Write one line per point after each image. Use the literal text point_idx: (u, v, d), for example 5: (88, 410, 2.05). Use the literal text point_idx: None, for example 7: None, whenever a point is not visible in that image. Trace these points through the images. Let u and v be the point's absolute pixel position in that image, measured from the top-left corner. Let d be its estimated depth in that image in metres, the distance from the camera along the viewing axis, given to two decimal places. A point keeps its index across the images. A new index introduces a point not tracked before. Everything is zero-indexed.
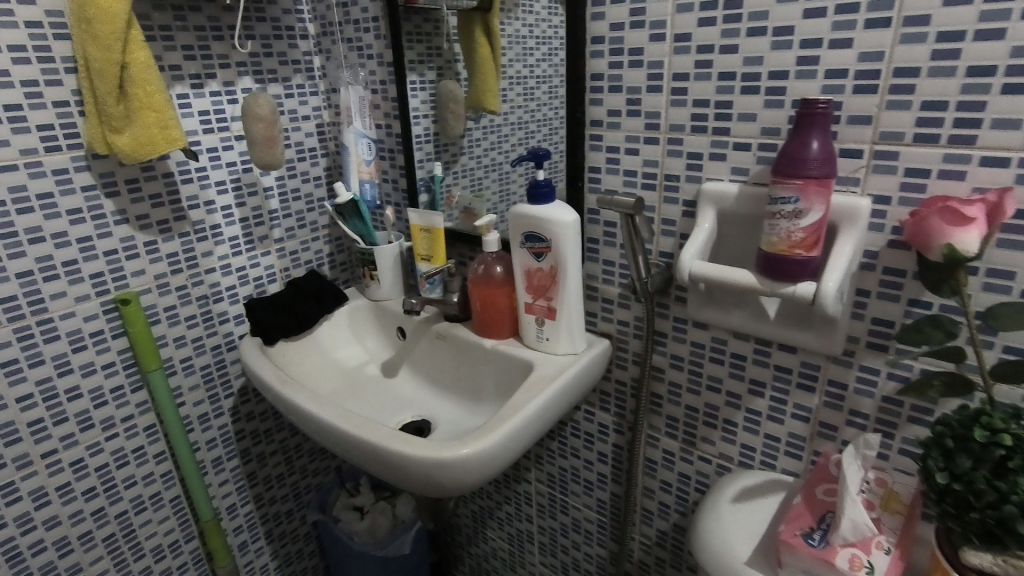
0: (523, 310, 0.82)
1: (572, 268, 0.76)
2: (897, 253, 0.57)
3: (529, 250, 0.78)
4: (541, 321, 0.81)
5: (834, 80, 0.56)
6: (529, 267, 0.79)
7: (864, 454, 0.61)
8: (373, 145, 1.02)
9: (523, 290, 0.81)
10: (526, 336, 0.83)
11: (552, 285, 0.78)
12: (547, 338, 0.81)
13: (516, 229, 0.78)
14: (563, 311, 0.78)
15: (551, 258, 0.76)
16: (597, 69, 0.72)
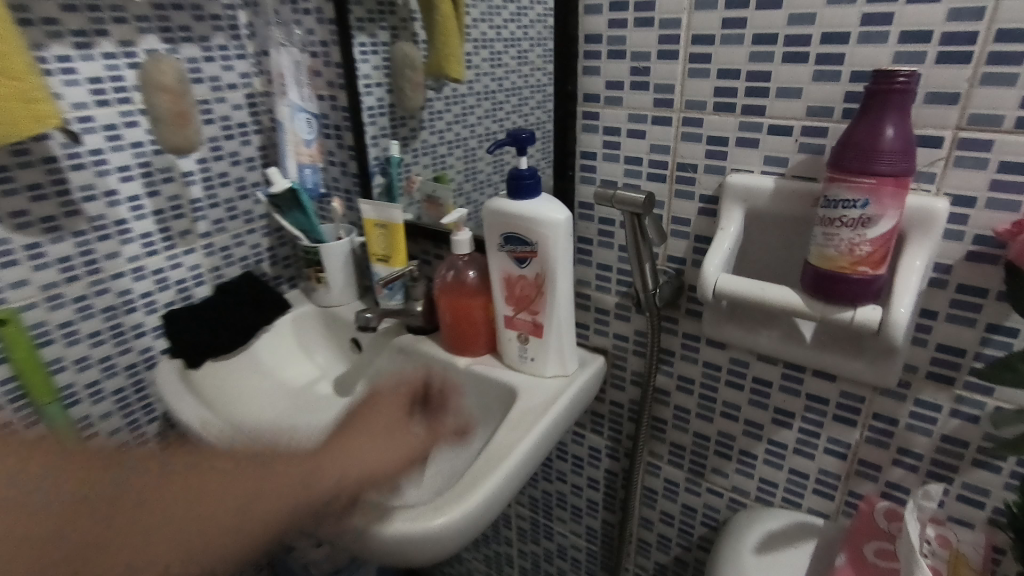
0: (502, 324, 0.69)
1: (563, 277, 0.62)
2: (978, 268, 0.45)
3: (510, 254, 0.63)
4: (524, 338, 0.67)
5: (911, 45, 0.43)
6: (510, 275, 0.65)
7: (924, 508, 0.50)
8: (314, 121, 0.83)
9: (502, 301, 0.67)
10: (506, 354, 0.70)
11: (538, 296, 0.64)
12: (531, 358, 0.68)
13: (494, 228, 0.63)
14: (550, 328, 0.65)
15: (537, 265, 0.62)
16: (594, 30, 0.57)
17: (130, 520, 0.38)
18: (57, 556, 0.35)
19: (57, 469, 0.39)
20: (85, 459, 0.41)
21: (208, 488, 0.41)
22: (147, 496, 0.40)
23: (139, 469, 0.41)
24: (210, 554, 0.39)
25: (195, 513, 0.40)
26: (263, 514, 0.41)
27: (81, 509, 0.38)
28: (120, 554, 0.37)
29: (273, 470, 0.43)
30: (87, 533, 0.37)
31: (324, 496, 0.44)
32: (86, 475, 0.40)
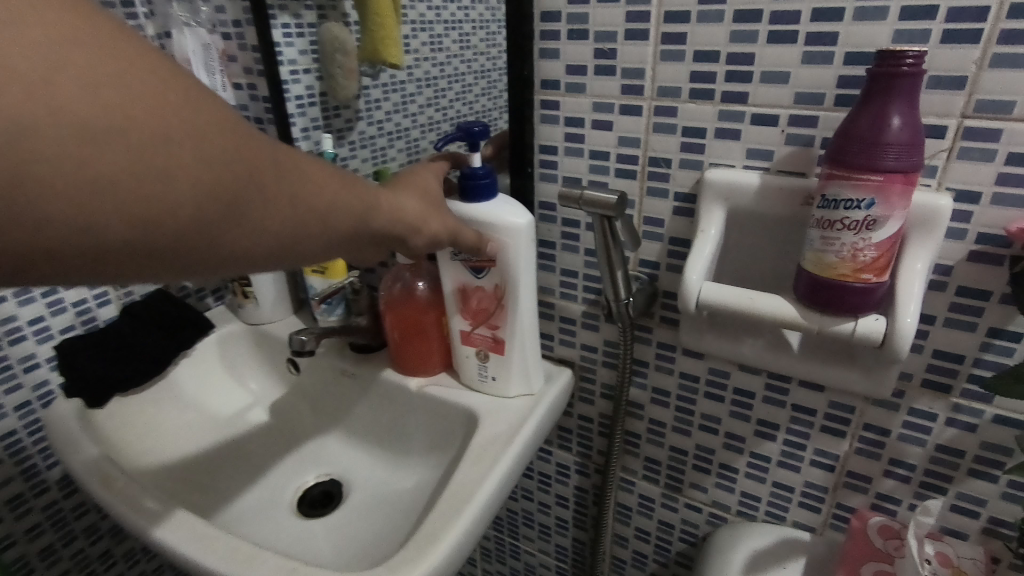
0: (458, 339, 0.61)
1: (525, 288, 0.55)
2: (981, 269, 0.42)
3: (464, 263, 0.56)
4: (484, 355, 0.60)
5: (913, 23, 0.38)
6: (465, 287, 0.57)
7: (923, 525, 0.47)
8: (231, 113, 0.75)
9: (457, 315, 0.60)
10: (464, 373, 0.63)
11: (498, 309, 0.57)
12: (492, 377, 0.61)
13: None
14: (512, 342, 0.58)
15: (495, 275, 0.55)
16: (551, 6, 0.50)
17: (238, 182, 0.29)
18: (143, 169, 0.26)
19: (119, 65, 0.25)
20: (127, 55, 0.26)
21: (270, 156, 0.31)
22: (230, 165, 0.29)
23: (229, 126, 0.29)
24: (266, 236, 0.31)
25: (269, 189, 0.31)
26: (318, 240, 0.34)
27: (198, 144, 0.27)
28: (238, 232, 0.30)
29: (330, 181, 0.34)
30: (200, 184, 0.28)
31: (379, 225, 0.38)
32: (198, 98, 0.28)
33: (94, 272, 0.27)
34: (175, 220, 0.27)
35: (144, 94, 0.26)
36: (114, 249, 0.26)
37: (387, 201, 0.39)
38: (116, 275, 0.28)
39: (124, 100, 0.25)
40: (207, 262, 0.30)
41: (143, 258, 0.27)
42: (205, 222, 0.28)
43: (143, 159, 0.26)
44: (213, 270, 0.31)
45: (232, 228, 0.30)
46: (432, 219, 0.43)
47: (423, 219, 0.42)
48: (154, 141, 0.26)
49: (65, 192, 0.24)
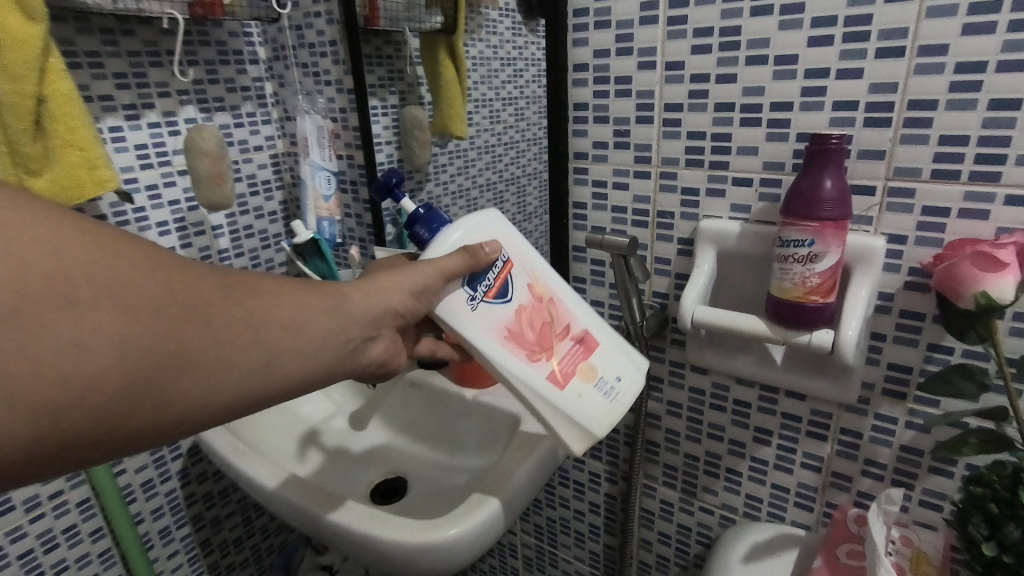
0: (558, 386, 0.50)
1: (546, 270, 0.53)
2: (915, 295, 0.53)
3: (486, 300, 0.49)
4: (591, 370, 0.52)
5: (843, 112, 0.52)
6: (506, 325, 0.49)
7: (888, 511, 0.56)
8: (334, 179, 0.92)
9: (531, 358, 0.49)
10: (595, 419, 0.51)
11: (549, 308, 0.52)
12: (615, 381, 0.53)
13: (452, 297, 0.47)
14: (591, 330, 0.54)
15: (522, 281, 0.51)
16: (581, 99, 0.67)
17: (188, 331, 0.33)
18: (106, 332, 0.30)
19: (90, 238, 0.31)
20: (91, 228, 0.31)
21: (223, 295, 0.35)
22: (184, 311, 0.33)
23: (184, 273, 0.34)
24: (226, 382, 0.35)
25: (220, 327, 0.34)
26: (290, 369, 0.38)
27: (154, 301, 0.32)
28: (200, 377, 0.34)
29: (294, 295, 0.39)
30: (156, 338, 0.31)
31: (348, 331, 0.41)
32: (156, 257, 0.33)
33: (78, 454, 0.31)
34: (134, 378, 0.31)
35: (104, 264, 0.31)
36: (82, 430, 0.30)
37: (353, 296, 0.42)
38: (95, 454, 0.31)
39: (82, 273, 0.30)
40: (167, 422, 0.33)
41: (107, 438, 0.31)
42: (165, 375, 0.32)
43: (103, 327, 0.30)
44: (176, 428, 0.34)
45: (192, 374, 0.33)
46: (405, 279, 0.45)
47: (392, 292, 0.44)
48: (110, 303, 0.30)
49: (56, 376, 0.28)
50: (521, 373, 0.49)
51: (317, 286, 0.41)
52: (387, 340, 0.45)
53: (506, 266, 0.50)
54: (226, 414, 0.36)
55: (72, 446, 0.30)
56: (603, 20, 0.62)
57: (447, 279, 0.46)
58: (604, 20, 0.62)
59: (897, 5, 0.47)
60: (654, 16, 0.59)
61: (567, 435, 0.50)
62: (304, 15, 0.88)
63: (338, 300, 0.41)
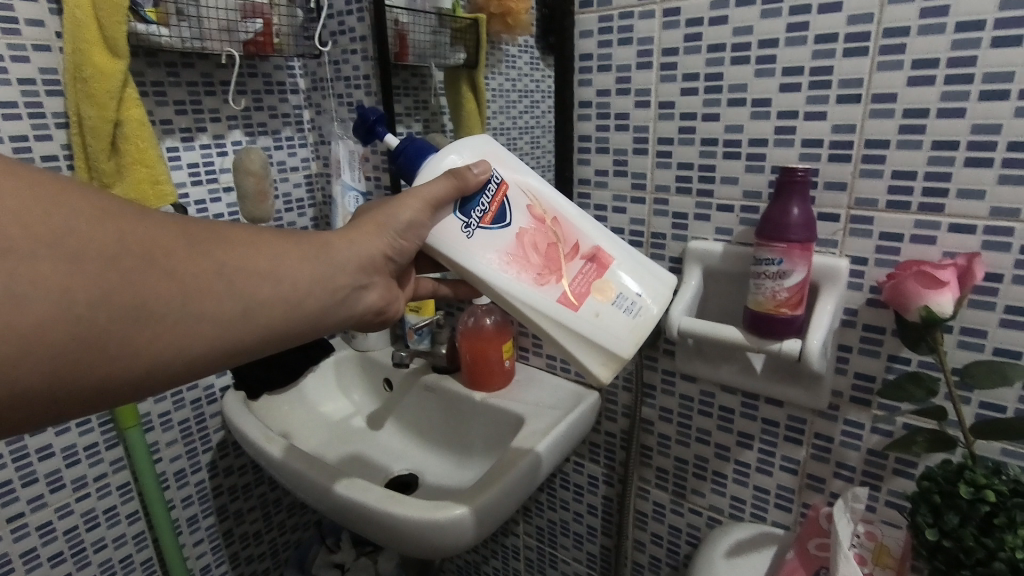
0: (571, 306, 0.54)
1: (546, 190, 0.56)
2: (876, 311, 0.59)
3: (482, 226, 0.53)
4: (606, 288, 0.55)
5: (810, 148, 0.59)
6: (508, 247, 0.54)
7: (854, 508, 0.62)
8: (362, 198, 0.99)
9: (538, 281, 0.53)
10: (616, 336, 0.54)
11: (552, 227, 0.55)
12: (637, 296, 0.55)
13: (449, 227, 0.52)
14: (602, 245, 0.56)
15: (520, 203, 0.55)
16: (585, 132, 0.75)
17: (148, 281, 0.35)
18: (56, 283, 0.32)
19: (30, 189, 0.33)
20: (30, 178, 0.33)
21: (185, 244, 0.38)
22: (143, 260, 0.36)
23: (149, 225, 0.37)
24: (199, 333, 0.38)
25: (184, 276, 0.37)
26: (266, 316, 0.42)
27: (107, 251, 0.34)
28: (169, 328, 0.37)
29: (263, 245, 0.42)
30: (116, 289, 0.34)
31: (326, 278, 0.45)
32: (105, 209, 0.35)
33: (45, 407, 0.33)
34: (91, 328, 0.33)
35: (49, 217, 0.33)
36: (43, 381, 0.32)
37: (335, 245, 0.47)
38: (67, 404, 0.34)
39: (23, 225, 0.32)
40: (137, 372, 0.36)
41: (73, 388, 0.34)
42: (129, 324, 0.35)
43: (55, 278, 0.32)
44: (147, 378, 0.37)
45: (156, 323, 0.36)
46: (388, 220, 0.49)
47: (371, 239, 0.49)
48: (60, 256, 0.32)
49: (8, 329, 0.30)
50: (530, 295, 0.53)
51: (290, 238, 0.44)
52: (380, 289, 0.51)
53: (500, 189, 0.54)
54: (202, 363, 0.39)
55: (34, 399, 0.32)
56: (605, 64, 0.71)
57: (433, 209, 0.50)
58: (606, 64, 0.71)
59: (854, 59, 0.55)
60: (649, 62, 0.67)
61: (591, 355, 0.54)
62: (342, 51, 0.97)
63: (315, 250, 0.45)
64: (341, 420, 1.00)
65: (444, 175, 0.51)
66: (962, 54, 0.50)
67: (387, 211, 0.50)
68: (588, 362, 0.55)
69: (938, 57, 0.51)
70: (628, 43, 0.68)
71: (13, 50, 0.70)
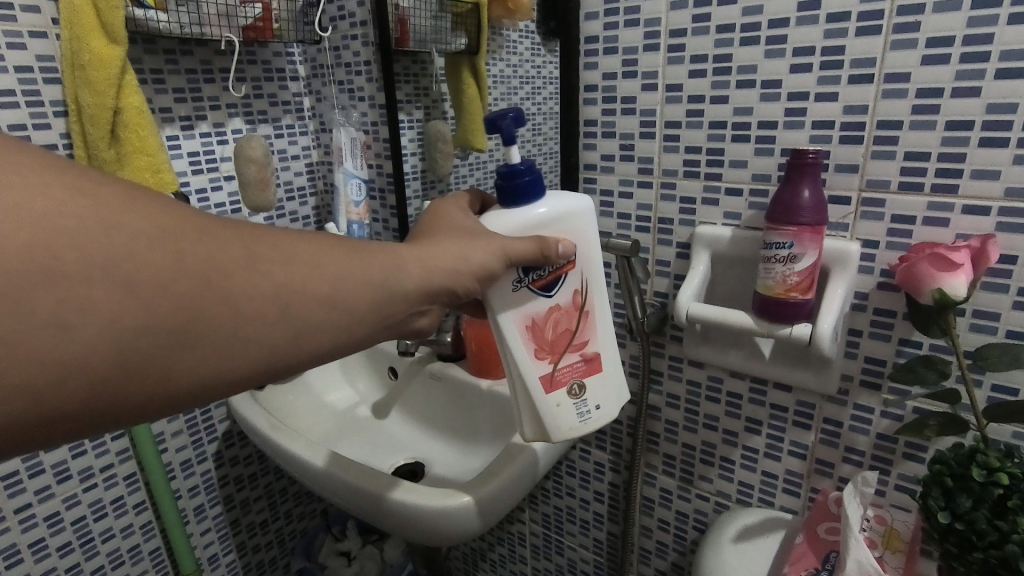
0: (545, 389, 0.54)
1: (599, 284, 0.55)
2: (887, 294, 0.59)
3: (530, 287, 0.51)
4: (580, 389, 0.55)
5: (821, 130, 0.58)
6: (535, 315, 0.52)
7: (863, 492, 0.61)
8: (365, 185, 0.98)
9: (536, 355, 0.53)
10: (562, 429, 0.54)
11: (580, 319, 0.55)
12: (594, 408, 0.56)
13: (503, 278, 0.50)
14: (603, 354, 0.57)
15: (571, 284, 0.54)
16: (591, 116, 0.74)
17: (199, 306, 0.33)
18: (102, 309, 0.30)
19: (89, 202, 0.31)
20: (90, 191, 0.31)
21: (245, 266, 0.36)
22: (198, 283, 0.33)
23: (204, 240, 0.34)
24: (241, 357, 0.36)
25: (238, 302, 0.35)
26: (316, 341, 0.39)
27: (162, 274, 0.32)
28: (212, 351, 0.34)
29: (328, 265, 0.40)
30: (162, 310, 0.32)
31: (386, 304, 0.42)
32: (167, 224, 0.33)
33: (80, 427, 0.32)
34: (137, 352, 0.32)
35: (104, 233, 0.31)
36: (80, 405, 0.31)
37: (404, 267, 0.43)
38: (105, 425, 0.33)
39: (73, 245, 0.30)
40: (178, 395, 0.34)
41: (112, 411, 0.32)
42: (175, 350, 0.33)
43: (101, 303, 0.30)
44: (187, 401, 0.35)
45: (203, 348, 0.34)
46: (461, 251, 0.46)
47: (441, 266, 0.45)
48: (109, 278, 0.31)
49: (46, 355, 0.29)
50: (519, 362, 0.53)
51: (358, 254, 0.42)
52: (434, 313, 0.47)
53: (565, 266, 0.53)
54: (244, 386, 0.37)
55: (69, 423, 0.31)
56: (612, 46, 0.70)
57: (510, 261, 0.48)
58: (612, 46, 0.70)
59: (866, 38, 0.54)
60: (656, 44, 0.66)
61: (526, 422, 0.55)
62: (342, 37, 0.96)
63: (383, 273, 0.42)
64: (346, 410, 1.00)
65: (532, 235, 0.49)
66: (978, 32, 0.49)
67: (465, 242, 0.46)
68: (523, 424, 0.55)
69: (953, 35, 0.50)
70: (635, 25, 0.67)
71: (9, 37, 0.69)
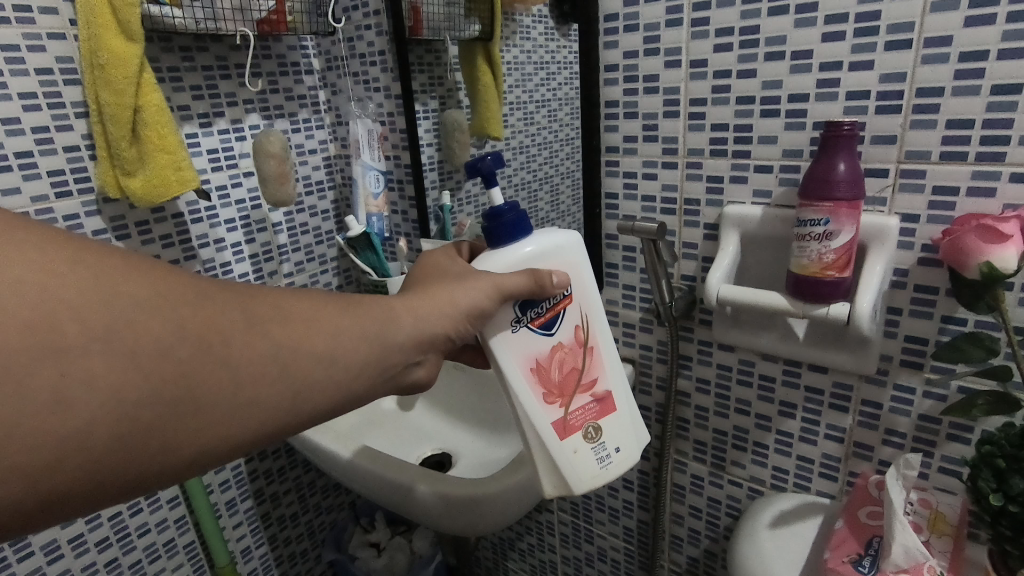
0: (559, 435, 0.52)
1: (598, 318, 0.54)
2: (928, 270, 0.57)
3: (529, 326, 0.51)
4: (595, 432, 0.54)
5: (855, 101, 0.56)
6: (538, 358, 0.51)
7: (906, 475, 0.59)
8: (382, 178, 0.97)
9: (545, 400, 0.52)
10: (580, 477, 0.53)
11: (585, 355, 0.53)
12: (614, 450, 0.55)
13: (501, 319, 0.50)
14: (615, 391, 0.55)
15: (571, 321, 0.53)
16: (612, 97, 0.72)
17: (198, 373, 0.35)
18: (104, 382, 0.32)
19: (94, 274, 0.33)
20: (97, 263, 0.33)
21: (244, 329, 0.37)
22: (197, 351, 0.35)
23: (204, 306, 0.36)
24: (241, 419, 0.37)
25: (237, 365, 0.36)
26: (314, 399, 0.40)
27: (163, 343, 0.34)
28: (213, 416, 0.36)
29: (324, 321, 0.41)
30: (164, 378, 0.34)
31: (383, 357, 0.43)
32: (167, 292, 0.35)
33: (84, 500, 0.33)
34: (140, 423, 0.33)
35: (107, 305, 0.32)
36: (80, 480, 0.32)
37: (397, 317, 0.45)
38: (103, 496, 0.34)
39: (80, 320, 0.31)
40: (178, 462, 0.35)
41: (110, 483, 0.33)
42: (175, 418, 0.34)
43: (103, 376, 0.32)
44: (185, 468, 0.36)
45: (201, 416, 0.35)
46: (461, 297, 0.47)
47: (438, 315, 0.46)
48: (112, 348, 0.32)
49: (45, 430, 0.30)
50: (530, 408, 0.51)
51: (355, 308, 0.43)
52: (431, 362, 0.48)
53: (563, 301, 0.52)
54: (242, 449, 0.38)
55: (69, 496, 0.32)
56: (633, 23, 0.68)
57: (504, 298, 0.48)
58: (633, 24, 0.68)
59: (903, 1, 0.51)
60: (679, 19, 0.64)
61: (547, 478, 0.53)
62: (356, 28, 0.95)
63: (379, 324, 0.43)
64: None
65: (524, 270, 0.49)
66: None
67: (459, 287, 0.47)
68: (544, 480, 0.54)
69: None
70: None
71: (29, 39, 0.69)
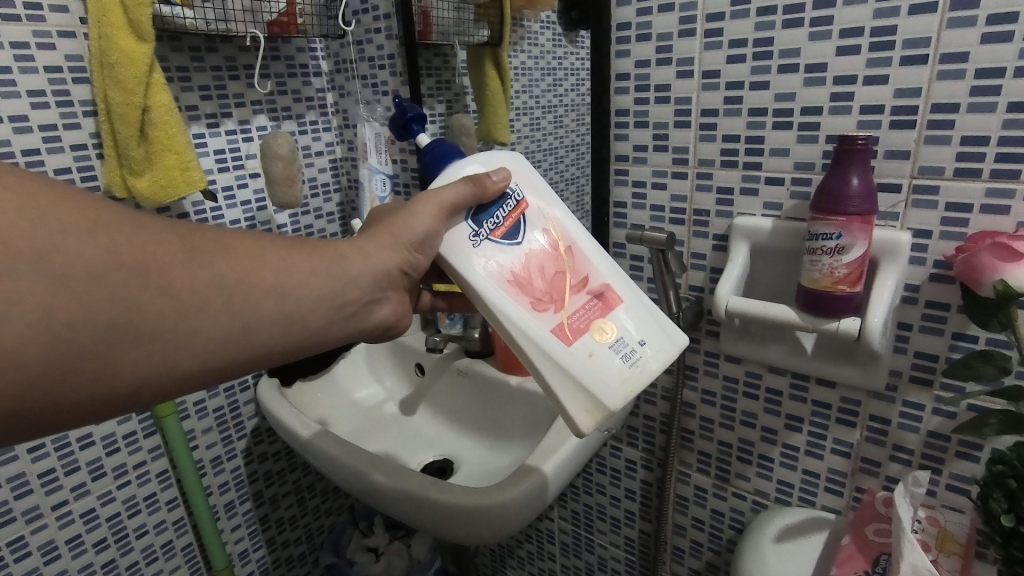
0: (565, 341, 0.48)
1: (568, 217, 0.52)
2: (940, 286, 0.56)
3: (491, 239, 0.49)
4: (607, 329, 0.49)
5: (869, 116, 0.56)
6: (513, 268, 0.49)
7: (914, 493, 0.58)
8: (389, 181, 0.96)
9: (535, 308, 0.48)
10: (605, 379, 0.48)
11: (564, 255, 0.51)
12: (638, 346, 0.50)
13: (457, 237, 0.49)
14: (614, 284, 0.51)
15: (537, 224, 0.51)
16: (622, 106, 0.72)
17: (140, 301, 0.34)
18: (35, 305, 0.30)
19: (21, 200, 0.31)
20: (25, 189, 0.31)
21: (188, 261, 0.36)
22: (140, 275, 0.34)
23: (144, 236, 0.35)
24: (191, 350, 0.36)
25: (182, 294, 0.35)
26: (267, 333, 0.40)
27: (102, 270, 0.32)
28: (161, 344, 0.35)
29: (272, 257, 0.40)
30: (104, 304, 0.32)
31: (340, 294, 0.43)
32: (103, 221, 0.33)
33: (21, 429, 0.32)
34: (79, 348, 0.32)
35: (37, 230, 0.31)
36: (17, 408, 0.31)
37: (349, 256, 0.44)
38: (43, 426, 0.32)
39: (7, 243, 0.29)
40: (122, 393, 0.34)
41: (49, 413, 0.32)
42: (117, 345, 0.33)
43: (38, 303, 0.30)
44: (131, 398, 0.35)
45: (146, 343, 0.34)
46: (408, 231, 0.47)
47: (389, 251, 0.46)
48: (44, 273, 0.30)
49: None
50: (525, 321, 0.48)
51: (306, 246, 0.43)
52: (391, 303, 0.48)
53: (519, 205, 0.51)
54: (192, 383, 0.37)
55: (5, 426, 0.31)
56: (645, 33, 0.68)
57: (447, 212, 0.47)
58: (646, 33, 0.67)
59: (920, 17, 0.51)
60: (692, 29, 0.64)
61: (575, 400, 0.47)
62: (366, 31, 0.95)
63: (331, 262, 0.43)
64: (373, 407, 1.00)
65: (463, 180, 0.48)
66: None
67: (408, 222, 0.47)
68: (570, 407, 0.48)
69: (1018, 10, 0.47)
70: (669, 10, 0.65)
71: (39, 37, 0.69)
